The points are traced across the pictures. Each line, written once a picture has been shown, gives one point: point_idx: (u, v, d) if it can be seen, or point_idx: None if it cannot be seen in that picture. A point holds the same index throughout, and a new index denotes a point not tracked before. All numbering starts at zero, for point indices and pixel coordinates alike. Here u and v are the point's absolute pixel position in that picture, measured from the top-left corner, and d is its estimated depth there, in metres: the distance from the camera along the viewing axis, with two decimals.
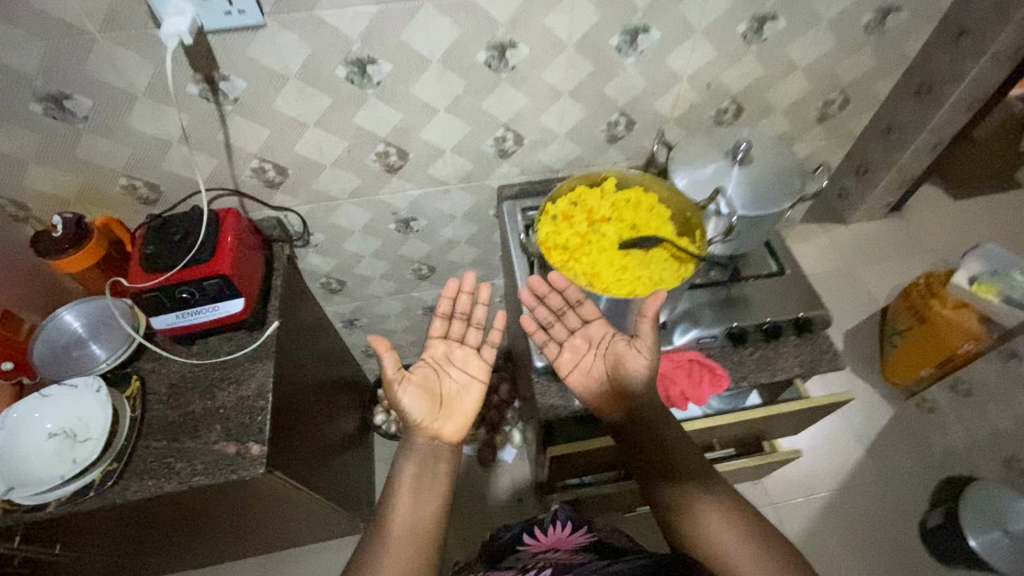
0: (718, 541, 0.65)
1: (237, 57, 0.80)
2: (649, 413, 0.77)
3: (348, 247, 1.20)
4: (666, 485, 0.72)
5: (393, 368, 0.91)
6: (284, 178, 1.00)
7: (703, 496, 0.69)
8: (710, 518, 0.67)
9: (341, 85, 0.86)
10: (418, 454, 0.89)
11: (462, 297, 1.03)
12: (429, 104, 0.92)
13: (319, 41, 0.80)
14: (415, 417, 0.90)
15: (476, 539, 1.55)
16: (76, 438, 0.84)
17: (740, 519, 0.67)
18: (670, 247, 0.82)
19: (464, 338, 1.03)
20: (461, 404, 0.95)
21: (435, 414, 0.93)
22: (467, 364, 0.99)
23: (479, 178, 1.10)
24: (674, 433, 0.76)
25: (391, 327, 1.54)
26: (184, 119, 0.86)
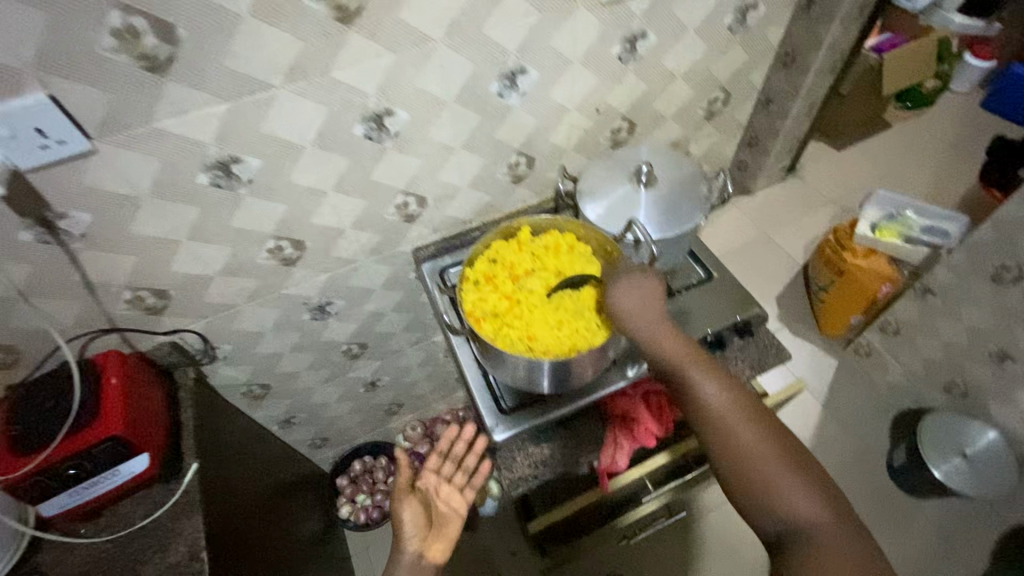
0: (741, 449, 0.66)
1: (73, 188, 0.68)
2: (721, 403, 0.68)
3: (262, 349, 1.09)
4: (765, 508, 0.63)
5: (402, 487, 0.92)
6: (168, 301, 0.88)
7: (795, 490, 0.63)
8: (731, 418, 0.67)
9: (207, 192, 0.77)
10: (404, 565, 0.83)
11: (458, 441, 1.01)
12: (314, 188, 0.84)
13: (169, 153, 0.70)
14: (409, 530, 0.87)
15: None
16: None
17: (829, 498, 0.62)
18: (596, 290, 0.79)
19: (450, 478, 0.98)
20: (449, 524, 0.91)
21: (426, 534, 0.88)
22: (451, 497, 0.96)
23: (390, 247, 1.03)
24: (757, 421, 0.67)
25: (334, 412, 1.44)
26: (26, 269, 0.73)
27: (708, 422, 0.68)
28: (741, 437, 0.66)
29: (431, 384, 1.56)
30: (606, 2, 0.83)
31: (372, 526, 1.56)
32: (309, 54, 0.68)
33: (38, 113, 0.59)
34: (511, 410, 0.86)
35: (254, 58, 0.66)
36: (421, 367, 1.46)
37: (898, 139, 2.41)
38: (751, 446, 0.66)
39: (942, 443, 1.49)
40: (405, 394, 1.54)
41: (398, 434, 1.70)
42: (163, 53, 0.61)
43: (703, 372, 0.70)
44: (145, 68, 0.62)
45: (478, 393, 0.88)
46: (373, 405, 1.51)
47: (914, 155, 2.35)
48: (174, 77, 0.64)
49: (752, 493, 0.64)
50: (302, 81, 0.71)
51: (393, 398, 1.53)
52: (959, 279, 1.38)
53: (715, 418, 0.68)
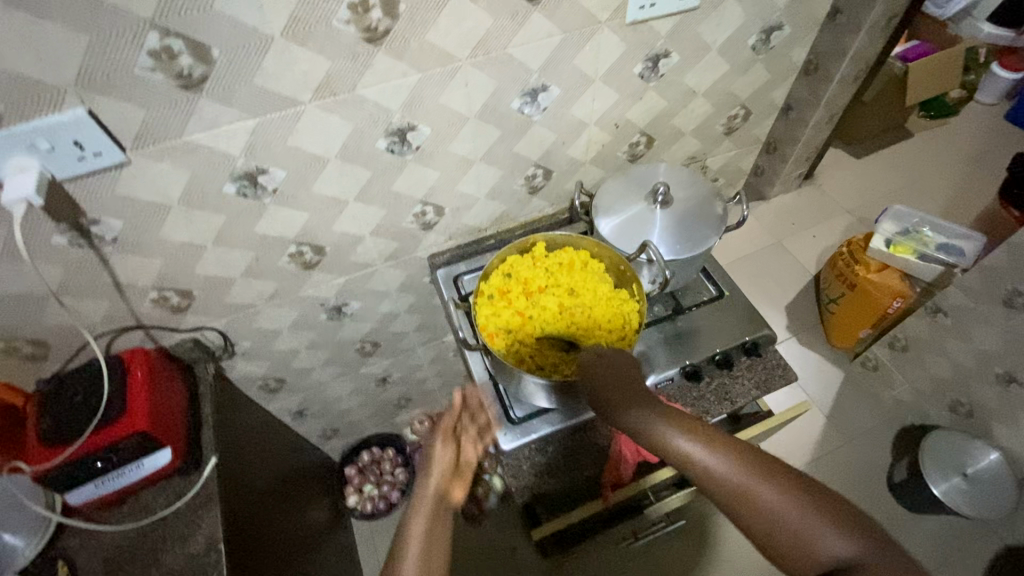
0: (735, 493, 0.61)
1: (105, 196, 0.71)
2: (704, 453, 0.64)
3: (279, 346, 1.12)
4: (807, 566, 0.58)
5: None
6: (192, 301, 0.91)
7: (811, 529, 0.58)
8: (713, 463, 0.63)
9: (233, 200, 0.79)
10: None
11: None
12: (336, 198, 0.86)
13: (198, 165, 0.72)
14: None
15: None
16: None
17: (839, 519, 0.58)
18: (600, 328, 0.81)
19: None
20: None
21: None
22: None
23: (407, 253, 1.05)
24: (765, 475, 0.61)
25: (346, 405, 1.47)
26: (59, 271, 0.76)
27: (719, 495, 0.63)
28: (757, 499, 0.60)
29: (439, 381, 1.59)
30: (630, 23, 0.83)
31: (378, 515, 1.60)
32: (337, 72, 0.70)
33: (74, 128, 0.61)
34: (519, 419, 0.89)
35: (284, 76, 0.68)
36: (431, 365, 1.49)
37: (918, 150, 2.37)
38: (768, 505, 0.60)
39: (943, 461, 1.51)
40: (414, 389, 1.57)
41: (405, 427, 1.74)
42: (198, 72, 0.63)
43: (691, 440, 0.64)
44: (179, 85, 0.64)
45: (488, 403, 0.91)
46: (383, 400, 1.55)
47: (934, 166, 2.32)
48: (206, 94, 0.66)
49: (790, 555, 0.59)
50: (329, 98, 0.72)
51: (402, 393, 1.56)
52: (971, 302, 1.38)
53: (722, 489, 0.62)
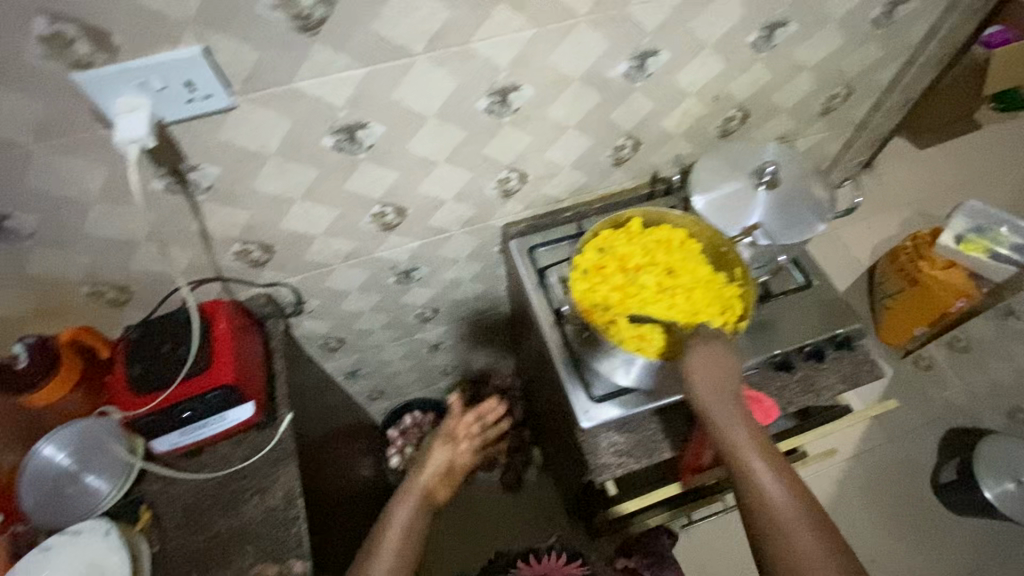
0: (774, 525, 0.60)
1: (206, 144, 0.68)
2: (760, 471, 0.62)
3: (345, 306, 1.11)
4: None
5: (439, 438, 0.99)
6: (272, 255, 0.90)
7: None
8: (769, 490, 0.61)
9: (329, 154, 0.76)
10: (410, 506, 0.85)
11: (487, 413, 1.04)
12: (427, 158, 0.83)
13: (301, 114, 0.69)
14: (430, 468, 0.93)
15: (470, 554, 1.60)
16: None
17: None
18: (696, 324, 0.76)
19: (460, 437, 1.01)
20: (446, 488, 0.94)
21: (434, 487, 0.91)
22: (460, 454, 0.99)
23: (483, 220, 1.02)
24: (815, 520, 0.59)
25: (395, 369, 1.47)
26: (151, 218, 0.75)
27: (754, 513, 0.61)
28: (794, 541, 0.58)
29: (486, 350, 1.59)
30: None
31: None
32: (455, 23, 0.66)
33: (187, 68, 0.58)
34: (600, 398, 0.88)
35: (402, 24, 0.64)
36: (482, 334, 1.48)
37: (986, 143, 2.26)
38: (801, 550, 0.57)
39: (996, 467, 1.49)
40: (461, 357, 1.57)
41: (446, 393, 1.75)
42: (319, 13, 0.60)
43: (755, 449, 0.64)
44: (298, 27, 0.60)
45: (568, 381, 0.89)
46: (430, 365, 1.55)
47: (1001, 162, 2.22)
48: (323, 38, 0.62)
49: None
50: (442, 50, 0.68)
51: (450, 360, 1.56)
52: None
53: (764, 516, 0.60)
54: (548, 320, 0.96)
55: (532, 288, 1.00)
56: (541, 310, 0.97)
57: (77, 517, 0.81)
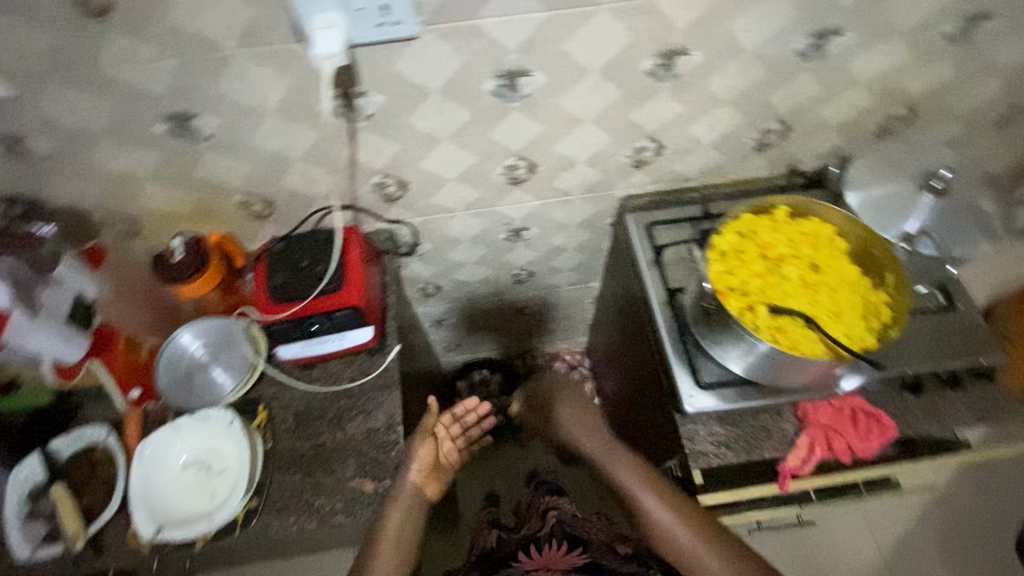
0: (687, 549, 0.84)
1: (381, 70, 0.71)
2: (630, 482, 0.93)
3: (453, 255, 1.14)
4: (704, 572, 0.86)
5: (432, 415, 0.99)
6: (405, 192, 0.93)
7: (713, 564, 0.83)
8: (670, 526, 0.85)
9: (487, 98, 0.78)
10: (403, 504, 0.86)
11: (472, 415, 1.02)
12: (575, 115, 0.84)
13: (476, 51, 0.71)
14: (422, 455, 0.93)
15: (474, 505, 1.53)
16: (205, 463, 0.83)
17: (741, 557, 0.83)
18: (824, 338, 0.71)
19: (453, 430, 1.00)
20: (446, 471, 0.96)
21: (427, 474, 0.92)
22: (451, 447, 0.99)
23: (605, 189, 1.02)
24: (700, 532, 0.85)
25: (477, 325, 1.51)
26: (313, 138, 0.79)
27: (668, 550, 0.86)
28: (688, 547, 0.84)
29: (565, 323, 1.60)
30: None
31: None
32: None
33: None
34: (706, 384, 0.86)
35: None
36: (567, 306, 1.49)
37: None
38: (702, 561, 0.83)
39: None
40: (540, 325, 1.59)
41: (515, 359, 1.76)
42: None
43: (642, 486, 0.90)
44: None
45: (675, 362, 0.88)
46: (509, 328, 1.57)
47: None
48: None
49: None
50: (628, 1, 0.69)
51: (529, 326, 1.58)
52: None
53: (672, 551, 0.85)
54: (660, 301, 0.94)
55: (646, 263, 0.98)
56: (654, 290, 0.95)
57: (199, 405, 0.88)
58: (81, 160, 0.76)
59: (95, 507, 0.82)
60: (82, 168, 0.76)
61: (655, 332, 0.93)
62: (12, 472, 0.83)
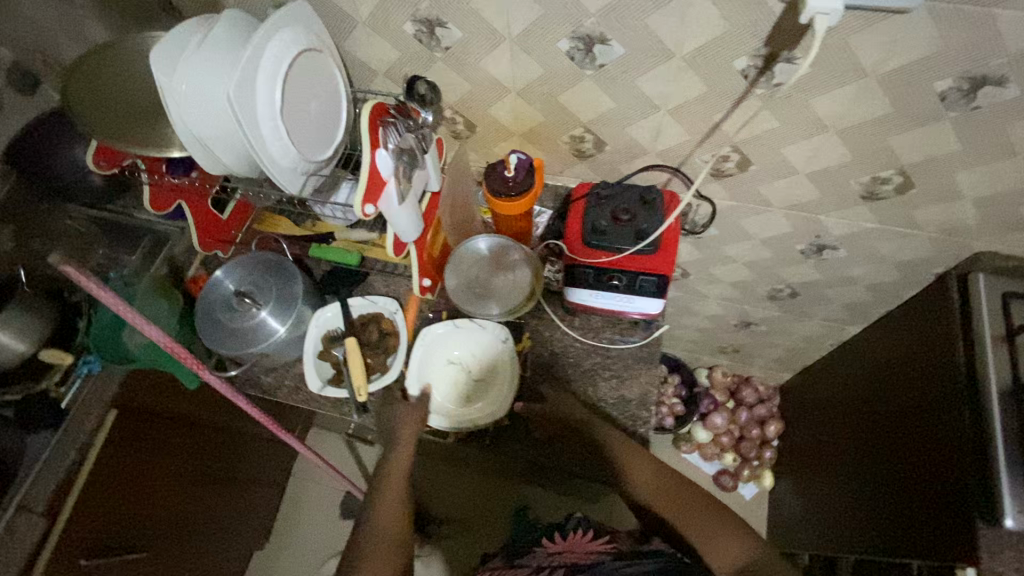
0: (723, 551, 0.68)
1: (832, 40, 0.62)
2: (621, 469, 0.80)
3: (731, 248, 1.06)
4: None
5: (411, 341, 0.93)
6: (742, 173, 0.85)
7: None
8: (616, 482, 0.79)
9: (923, 100, 0.66)
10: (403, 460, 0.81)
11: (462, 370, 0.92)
12: (1012, 145, 0.68)
13: (961, 44, 0.59)
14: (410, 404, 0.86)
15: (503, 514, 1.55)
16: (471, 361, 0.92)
17: None
18: None
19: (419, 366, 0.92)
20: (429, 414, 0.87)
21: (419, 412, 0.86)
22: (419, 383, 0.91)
23: (965, 235, 0.85)
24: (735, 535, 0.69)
25: (690, 322, 1.42)
26: (699, 93, 0.73)
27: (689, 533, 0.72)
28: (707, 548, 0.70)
29: (779, 354, 1.45)
30: None
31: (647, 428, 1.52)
32: None
33: None
34: None
35: None
36: (798, 339, 1.34)
37: None
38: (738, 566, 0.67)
39: None
40: (751, 346, 1.46)
41: (700, 366, 1.65)
42: None
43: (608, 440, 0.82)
44: None
45: (1003, 465, 0.75)
46: (718, 337, 1.46)
47: None
48: None
49: None
50: None
51: (739, 343, 1.46)
52: None
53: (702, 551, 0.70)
54: (998, 389, 0.79)
55: (990, 338, 0.82)
56: (992, 373, 0.80)
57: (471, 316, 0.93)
58: (474, 56, 0.78)
59: (373, 371, 0.91)
60: (472, 62, 0.79)
61: (979, 420, 0.79)
62: (317, 312, 0.93)
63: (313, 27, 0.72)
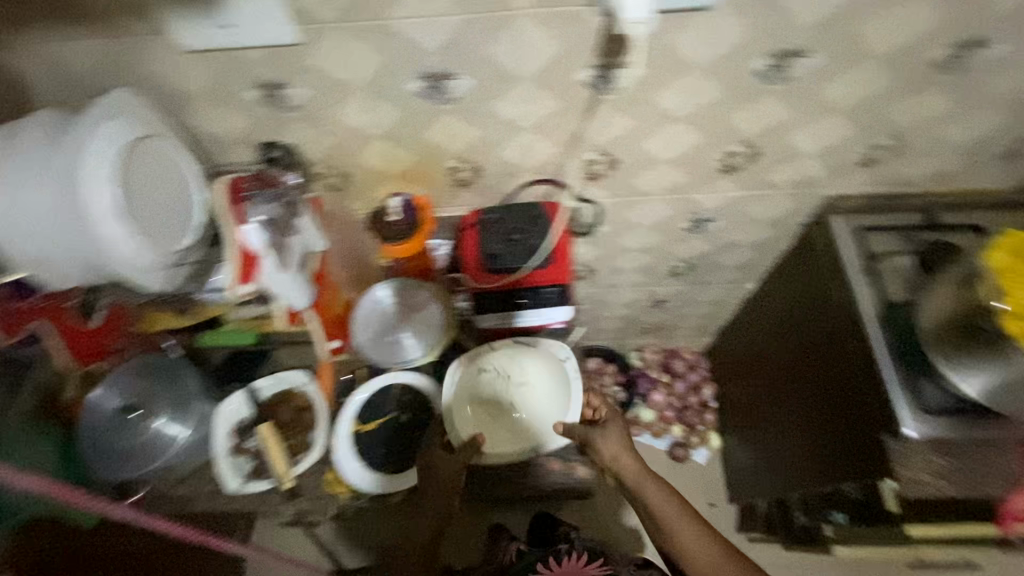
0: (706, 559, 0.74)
1: (654, 40, 0.67)
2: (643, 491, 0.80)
3: (624, 239, 1.11)
4: None
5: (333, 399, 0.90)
6: (613, 171, 0.89)
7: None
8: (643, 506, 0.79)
9: (745, 79, 0.72)
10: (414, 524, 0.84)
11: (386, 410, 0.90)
12: (827, 103, 0.77)
13: (760, 27, 0.65)
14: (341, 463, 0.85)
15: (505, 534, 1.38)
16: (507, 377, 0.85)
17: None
18: None
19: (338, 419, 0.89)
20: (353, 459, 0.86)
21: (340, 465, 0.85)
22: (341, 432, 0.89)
23: (815, 186, 0.95)
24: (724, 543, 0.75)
25: (610, 314, 1.47)
26: (554, 106, 0.76)
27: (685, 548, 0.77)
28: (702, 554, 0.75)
29: (695, 322, 1.54)
30: None
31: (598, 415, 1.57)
32: None
33: None
34: (931, 410, 0.80)
35: None
36: (707, 305, 1.43)
37: None
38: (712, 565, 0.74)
39: None
40: (669, 321, 1.53)
41: (631, 351, 1.71)
42: None
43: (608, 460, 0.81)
44: None
45: (895, 379, 0.82)
46: (638, 320, 1.52)
47: None
48: None
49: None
50: None
51: (658, 321, 1.53)
52: None
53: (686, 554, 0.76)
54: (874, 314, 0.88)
55: (856, 270, 0.91)
56: (865, 301, 0.88)
57: (390, 366, 0.91)
58: (325, 110, 0.76)
59: (296, 453, 0.85)
60: (326, 116, 0.77)
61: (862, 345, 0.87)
62: (220, 406, 0.88)
63: (142, 115, 0.68)
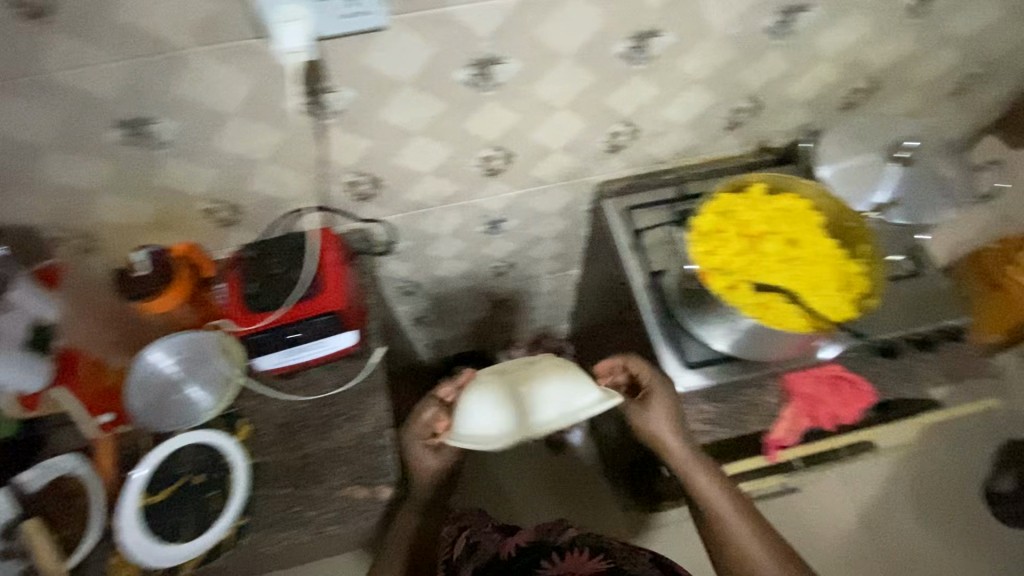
0: (735, 541, 0.78)
1: (346, 65, 0.67)
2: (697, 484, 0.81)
3: (432, 250, 1.12)
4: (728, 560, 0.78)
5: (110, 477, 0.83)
6: (379, 190, 0.89)
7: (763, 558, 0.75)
8: (701, 485, 0.81)
9: (457, 90, 0.75)
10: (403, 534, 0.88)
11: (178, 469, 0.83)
12: (549, 102, 0.81)
13: (444, 43, 0.68)
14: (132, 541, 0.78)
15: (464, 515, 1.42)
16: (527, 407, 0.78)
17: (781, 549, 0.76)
18: (805, 304, 0.73)
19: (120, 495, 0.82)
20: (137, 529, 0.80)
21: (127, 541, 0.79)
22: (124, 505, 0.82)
23: (583, 176, 1.00)
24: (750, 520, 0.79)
25: (460, 320, 1.49)
26: (278, 139, 0.75)
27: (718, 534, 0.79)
28: (732, 531, 0.79)
29: (546, 313, 1.59)
30: None
31: None
32: None
33: None
34: (690, 364, 0.86)
35: None
36: (548, 295, 1.48)
37: None
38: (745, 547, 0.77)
39: None
40: (521, 317, 1.58)
41: None
42: None
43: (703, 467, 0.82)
44: None
45: (659, 342, 0.88)
46: (491, 321, 1.56)
47: None
48: None
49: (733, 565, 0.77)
50: None
51: (510, 319, 1.57)
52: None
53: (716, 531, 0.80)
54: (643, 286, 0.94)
55: (626, 247, 0.97)
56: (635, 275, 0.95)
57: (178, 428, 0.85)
58: (26, 174, 0.70)
59: (76, 539, 0.78)
60: (28, 181, 0.71)
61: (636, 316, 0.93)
62: None
63: None
